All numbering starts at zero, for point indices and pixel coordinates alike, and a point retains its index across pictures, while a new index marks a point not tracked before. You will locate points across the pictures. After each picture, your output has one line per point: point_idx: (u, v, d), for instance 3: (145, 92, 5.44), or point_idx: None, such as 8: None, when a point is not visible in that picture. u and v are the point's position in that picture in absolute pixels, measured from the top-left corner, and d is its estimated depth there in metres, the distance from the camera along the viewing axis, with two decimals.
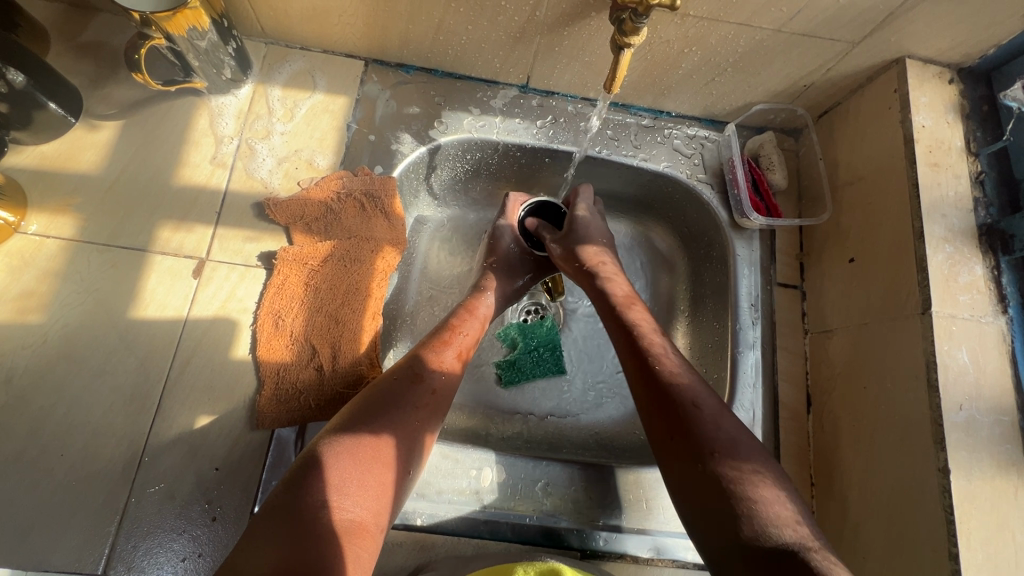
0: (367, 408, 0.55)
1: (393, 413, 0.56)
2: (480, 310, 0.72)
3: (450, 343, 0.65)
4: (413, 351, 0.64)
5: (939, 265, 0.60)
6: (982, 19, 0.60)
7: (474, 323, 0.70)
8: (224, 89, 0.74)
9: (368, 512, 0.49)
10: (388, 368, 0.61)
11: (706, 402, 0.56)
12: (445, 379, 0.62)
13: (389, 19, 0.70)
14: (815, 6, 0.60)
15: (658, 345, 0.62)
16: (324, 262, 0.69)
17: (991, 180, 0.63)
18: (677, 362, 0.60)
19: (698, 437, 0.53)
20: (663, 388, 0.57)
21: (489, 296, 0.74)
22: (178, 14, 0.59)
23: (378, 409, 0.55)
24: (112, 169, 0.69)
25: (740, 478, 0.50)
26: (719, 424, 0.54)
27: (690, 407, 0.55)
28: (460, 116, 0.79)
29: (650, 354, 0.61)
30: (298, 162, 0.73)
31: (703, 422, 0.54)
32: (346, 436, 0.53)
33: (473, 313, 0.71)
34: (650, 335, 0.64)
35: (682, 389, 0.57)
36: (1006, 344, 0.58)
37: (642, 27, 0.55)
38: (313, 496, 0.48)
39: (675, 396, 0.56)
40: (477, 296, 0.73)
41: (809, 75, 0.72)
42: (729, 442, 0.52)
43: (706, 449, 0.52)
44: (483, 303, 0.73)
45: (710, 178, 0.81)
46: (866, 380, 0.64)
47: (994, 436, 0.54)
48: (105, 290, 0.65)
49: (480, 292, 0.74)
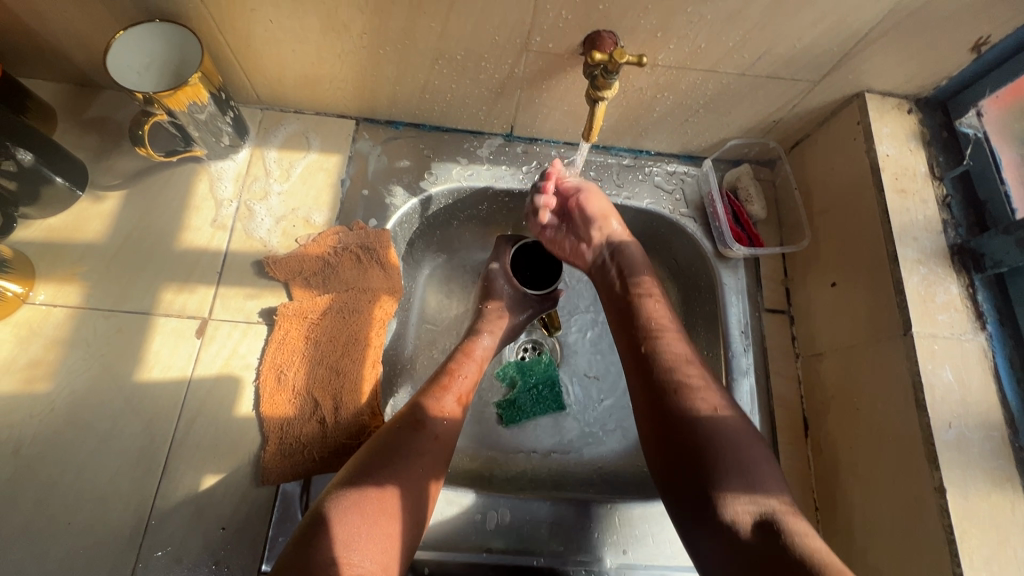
0: (371, 460, 0.56)
1: (398, 463, 0.57)
2: (476, 353, 0.73)
3: (450, 388, 0.67)
4: (414, 399, 0.65)
5: (915, 286, 0.62)
6: (930, 55, 0.64)
7: (473, 366, 0.72)
8: (223, 155, 0.77)
9: (378, 566, 0.50)
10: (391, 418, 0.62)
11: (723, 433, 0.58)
12: (447, 425, 0.63)
13: (377, 82, 0.74)
14: (775, 52, 0.65)
15: (687, 372, 0.63)
16: (323, 315, 0.71)
17: (957, 202, 0.67)
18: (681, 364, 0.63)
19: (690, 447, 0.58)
20: (675, 407, 0.60)
21: (485, 338, 0.75)
22: (179, 92, 0.63)
23: (383, 461, 0.56)
24: (117, 237, 0.72)
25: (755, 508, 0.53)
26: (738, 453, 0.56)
27: (708, 438, 0.58)
28: (449, 166, 0.82)
29: (678, 379, 0.62)
30: (295, 220, 0.76)
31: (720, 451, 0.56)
32: (353, 491, 0.53)
33: (469, 356, 0.72)
34: (674, 357, 0.64)
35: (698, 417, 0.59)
36: (989, 360, 0.59)
37: (613, 81, 0.58)
38: (323, 551, 0.49)
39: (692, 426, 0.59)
40: (472, 341, 0.74)
41: (777, 112, 0.76)
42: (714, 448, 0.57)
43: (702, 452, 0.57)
44: (480, 345, 0.74)
45: (692, 212, 0.84)
46: (858, 403, 0.65)
47: (986, 452, 0.56)
48: (111, 355, 0.67)
49: (474, 335, 0.76)
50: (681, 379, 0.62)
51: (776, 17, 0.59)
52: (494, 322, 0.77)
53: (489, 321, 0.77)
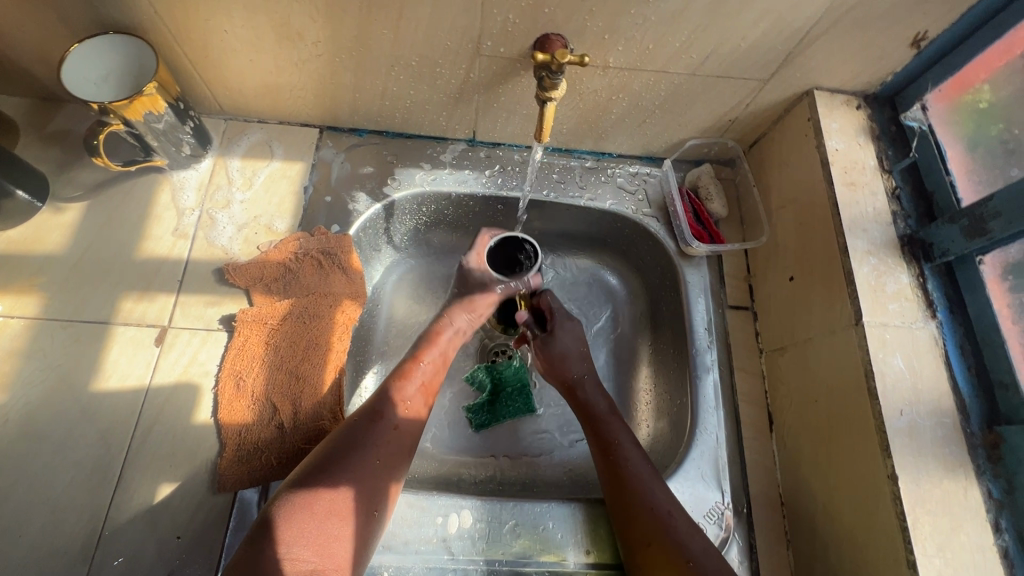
0: (329, 456, 0.56)
1: (353, 458, 0.56)
2: (442, 340, 0.73)
3: (414, 380, 0.67)
4: (378, 390, 0.65)
5: (865, 276, 0.63)
6: (873, 51, 0.66)
7: (439, 351, 0.72)
8: (185, 165, 0.78)
9: (331, 558, 0.51)
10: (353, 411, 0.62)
11: (647, 471, 0.65)
12: (408, 415, 0.63)
13: (337, 90, 0.75)
14: (721, 51, 0.66)
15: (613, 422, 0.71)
16: (284, 320, 0.71)
17: (906, 194, 0.68)
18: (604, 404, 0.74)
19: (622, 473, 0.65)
20: (606, 441, 0.69)
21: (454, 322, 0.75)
22: (134, 101, 0.64)
23: (341, 457, 0.56)
24: (78, 247, 0.72)
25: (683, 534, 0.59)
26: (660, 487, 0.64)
27: (639, 479, 0.64)
28: (412, 171, 0.83)
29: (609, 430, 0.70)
30: (257, 227, 0.76)
31: (645, 484, 0.64)
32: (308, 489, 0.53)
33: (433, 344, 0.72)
34: (599, 409, 0.73)
35: (626, 458, 0.66)
36: (940, 348, 0.60)
37: (559, 82, 0.60)
38: (272, 549, 0.49)
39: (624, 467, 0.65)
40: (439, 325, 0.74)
41: (731, 111, 0.77)
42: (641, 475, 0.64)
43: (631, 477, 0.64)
44: (447, 332, 0.74)
45: (655, 211, 0.85)
46: (816, 394, 0.66)
47: (938, 439, 0.56)
48: (68, 365, 0.67)
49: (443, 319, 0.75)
50: (608, 417, 0.72)
51: (718, 16, 0.61)
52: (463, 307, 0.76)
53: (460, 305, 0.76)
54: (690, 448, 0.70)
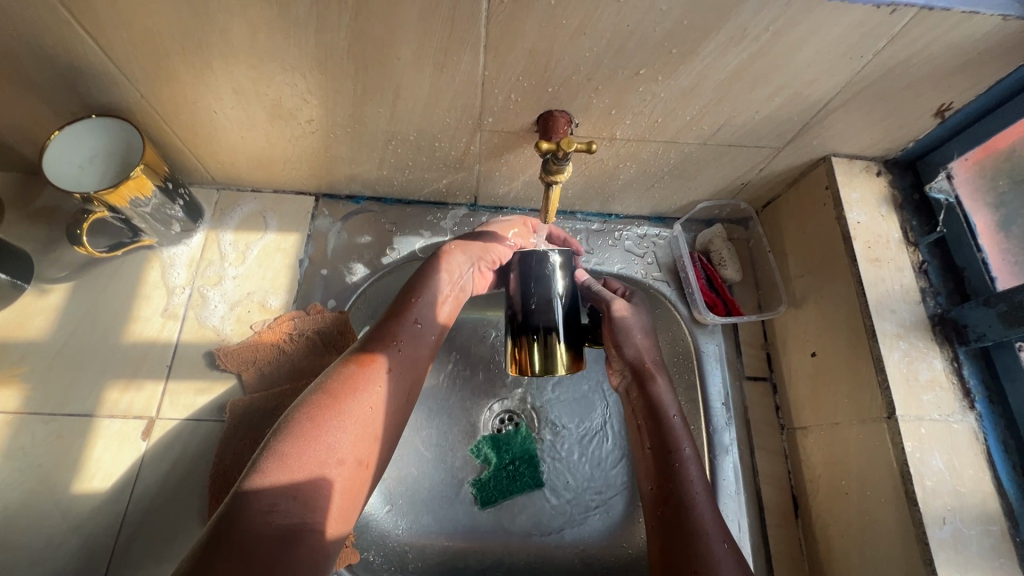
0: (248, 490, 0.44)
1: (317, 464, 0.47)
2: (404, 335, 0.59)
3: (363, 397, 0.52)
4: (326, 378, 0.53)
5: (896, 364, 0.59)
6: (894, 121, 0.63)
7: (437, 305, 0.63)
8: (176, 240, 0.75)
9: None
10: (273, 442, 0.48)
11: (700, 479, 0.57)
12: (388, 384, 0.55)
13: (332, 162, 0.73)
14: (734, 123, 0.63)
15: (682, 432, 0.61)
16: (274, 411, 0.67)
17: (934, 268, 0.64)
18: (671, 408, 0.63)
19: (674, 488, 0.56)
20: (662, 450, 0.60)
21: (421, 301, 0.62)
22: (120, 187, 0.61)
23: (269, 483, 0.45)
24: (62, 332, 0.69)
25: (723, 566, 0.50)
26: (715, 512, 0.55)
27: (688, 498, 0.56)
28: (412, 240, 0.80)
29: (673, 437, 0.60)
30: (251, 305, 0.73)
31: (695, 499, 0.55)
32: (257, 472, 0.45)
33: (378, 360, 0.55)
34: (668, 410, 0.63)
35: (684, 464, 0.58)
36: (981, 443, 0.56)
37: (565, 167, 0.56)
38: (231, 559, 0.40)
39: (681, 483, 0.57)
40: (389, 328, 0.58)
41: (744, 176, 0.74)
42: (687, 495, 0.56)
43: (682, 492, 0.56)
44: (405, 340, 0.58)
45: (666, 275, 0.81)
46: (846, 487, 0.61)
47: (985, 550, 0.51)
48: (49, 464, 0.63)
49: (393, 322, 0.59)
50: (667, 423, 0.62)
51: (731, 92, 0.58)
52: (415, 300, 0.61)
53: (412, 302, 0.61)
54: None
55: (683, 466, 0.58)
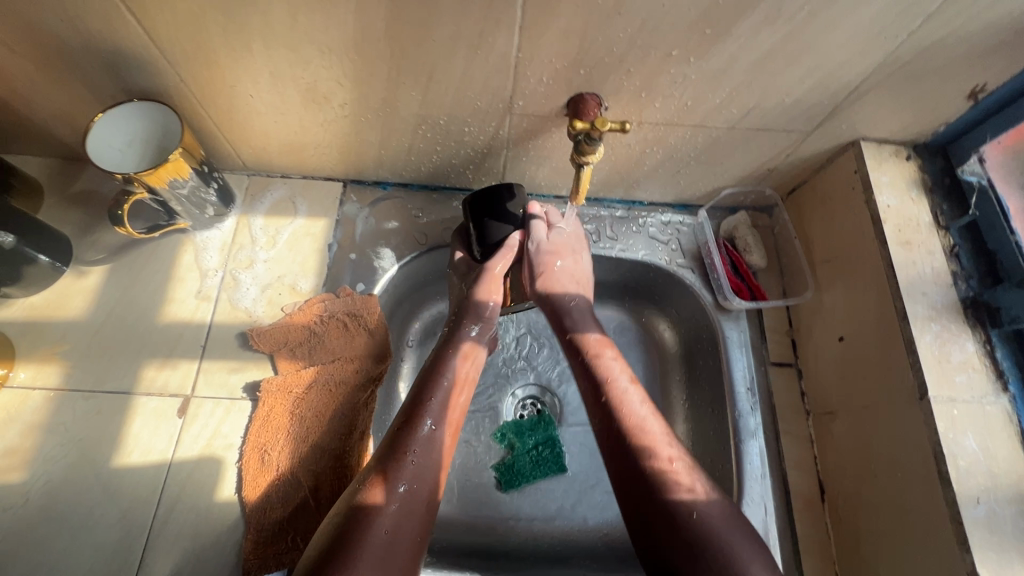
0: (335, 553, 0.50)
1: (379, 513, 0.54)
2: (435, 398, 0.65)
3: (408, 463, 0.59)
4: (382, 447, 0.60)
5: (928, 346, 0.58)
6: (926, 104, 0.62)
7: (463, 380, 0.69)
8: (208, 225, 0.76)
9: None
10: (365, 491, 0.56)
11: (691, 472, 0.57)
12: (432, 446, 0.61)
13: (362, 147, 0.74)
14: (764, 106, 0.63)
15: (631, 398, 0.64)
16: (308, 388, 0.69)
17: (966, 252, 0.64)
18: (638, 403, 0.64)
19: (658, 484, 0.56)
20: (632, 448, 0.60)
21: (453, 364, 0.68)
22: (160, 169, 0.62)
23: (344, 550, 0.50)
24: (100, 313, 0.71)
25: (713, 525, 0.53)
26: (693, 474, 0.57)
27: (676, 492, 0.55)
28: (438, 226, 0.81)
29: (620, 411, 0.63)
30: (281, 288, 0.74)
31: (693, 495, 0.55)
32: (330, 543, 0.51)
33: (416, 426, 0.62)
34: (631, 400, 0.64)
35: (662, 458, 0.58)
36: (1015, 424, 0.55)
37: (598, 147, 0.58)
38: None
39: (643, 455, 0.59)
40: (423, 393, 0.65)
41: (770, 161, 0.74)
42: (683, 490, 0.56)
43: (674, 489, 0.56)
44: (432, 401, 0.64)
45: (690, 262, 0.81)
46: (876, 469, 0.61)
47: (1021, 530, 0.51)
48: (89, 439, 0.64)
49: (427, 387, 0.65)
50: (634, 419, 0.62)
51: (763, 73, 0.58)
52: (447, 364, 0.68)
53: (441, 366, 0.68)
54: None
55: (639, 434, 0.60)
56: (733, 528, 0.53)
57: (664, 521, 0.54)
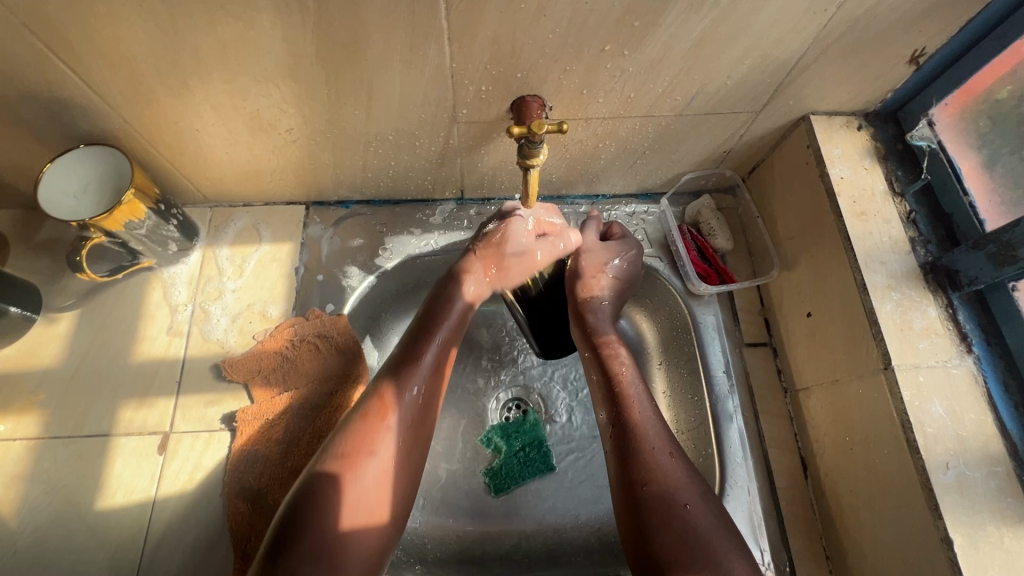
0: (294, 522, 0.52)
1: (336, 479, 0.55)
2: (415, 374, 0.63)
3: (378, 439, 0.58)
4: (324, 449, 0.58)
5: (889, 316, 0.59)
6: (868, 73, 0.62)
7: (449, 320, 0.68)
8: (174, 260, 0.77)
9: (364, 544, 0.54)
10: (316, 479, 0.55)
11: (662, 438, 0.62)
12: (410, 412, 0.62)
13: (318, 170, 0.74)
14: (708, 90, 0.63)
15: (636, 392, 0.66)
16: (286, 414, 0.69)
17: (923, 217, 0.64)
18: (641, 392, 0.66)
19: (641, 460, 0.60)
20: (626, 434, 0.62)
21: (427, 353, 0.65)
22: (114, 212, 0.63)
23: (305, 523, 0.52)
24: (74, 357, 0.71)
25: (679, 487, 0.57)
26: (671, 454, 0.60)
27: (648, 457, 0.60)
28: (403, 238, 0.81)
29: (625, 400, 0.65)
30: (252, 315, 0.75)
31: (656, 457, 0.60)
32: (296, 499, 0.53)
33: (384, 422, 0.59)
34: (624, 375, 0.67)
35: (641, 426, 0.62)
36: (980, 385, 0.55)
37: (540, 150, 0.57)
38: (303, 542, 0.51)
39: (636, 434, 0.62)
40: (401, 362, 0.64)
41: (725, 143, 0.74)
42: (653, 464, 0.59)
43: (648, 458, 0.60)
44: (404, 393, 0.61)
45: (657, 251, 0.81)
46: (851, 442, 0.61)
47: (991, 491, 0.51)
48: (72, 484, 0.65)
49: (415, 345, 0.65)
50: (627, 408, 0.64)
51: (699, 59, 0.58)
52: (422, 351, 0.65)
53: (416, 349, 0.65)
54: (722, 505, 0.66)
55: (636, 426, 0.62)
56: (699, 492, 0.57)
57: (653, 506, 0.56)
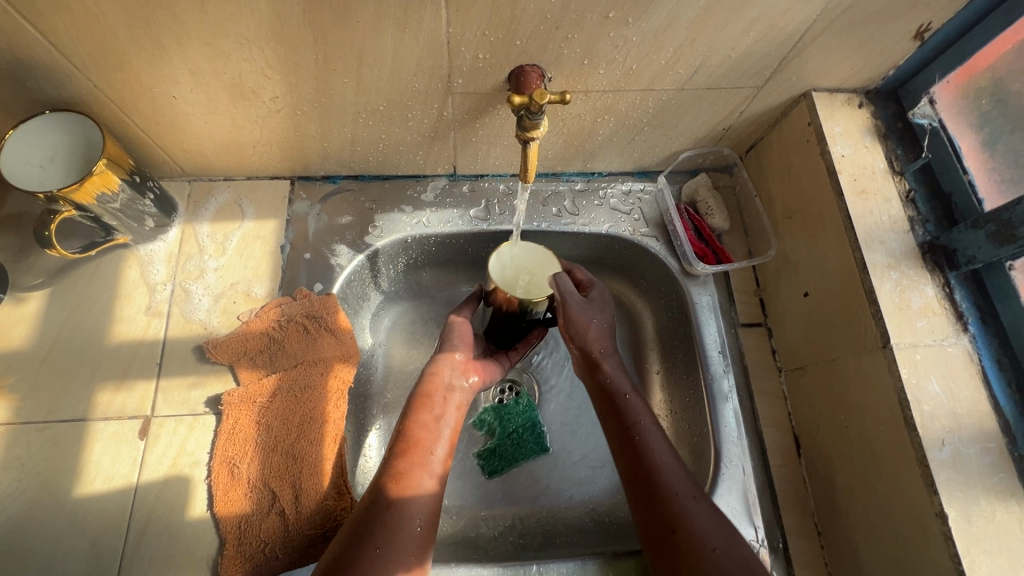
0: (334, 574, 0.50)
1: (372, 526, 0.53)
2: (438, 424, 0.64)
3: (408, 481, 0.58)
4: (337, 548, 0.52)
5: (888, 294, 0.59)
6: (873, 48, 0.61)
7: (443, 399, 0.66)
8: (151, 237, 0.73)
9: None
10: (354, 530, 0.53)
11: (680, 474, 0.58)
12: (435, 461, 0.61)
13: (304, 142, 0.71)
14: (711, 63, 0.61)
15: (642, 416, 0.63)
16: (272, 397, 0.67)
17: (922, 196, 0.64)
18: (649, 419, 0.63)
19: (661, 496, 0.56)
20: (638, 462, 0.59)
21: (437, 446, 0.62)
22: (85, 184, 0.59)
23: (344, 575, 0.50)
24: (45, 339, 0.68)
25: (704, 530, 0.53)
26: (690, 488, 0.57)
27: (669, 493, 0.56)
28: (394, 216, 0.78)
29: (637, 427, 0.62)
30: (235, 295, 0.72)
31: (678, 497, 0.56)
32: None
33: (418, 466, 0.59)
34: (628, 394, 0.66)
35: (652, 458, 0.59)
36: (975, 363, 0.56)
37: (541, 121, 0.55)
38: None
39: (652, 467, 0.58)
40: (426, 410, 0.64)
41: (725, 120, 0.72)
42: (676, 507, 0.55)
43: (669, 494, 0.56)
44: (422, 493, 0.58)
45: (653, 230, 0.80)
46: (846, 420, 0.62)
47: (985, 466, 0.52)
48: (48, 471, 0.62)
49: (429, 398, 0.65)
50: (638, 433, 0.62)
51: (705, 30, 0.56)
52: (432, 446, 0.62)
53: (430, 397, 0.66)
54: (717, 483, 0.66)
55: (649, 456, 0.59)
56: (726, 538, 0.53)
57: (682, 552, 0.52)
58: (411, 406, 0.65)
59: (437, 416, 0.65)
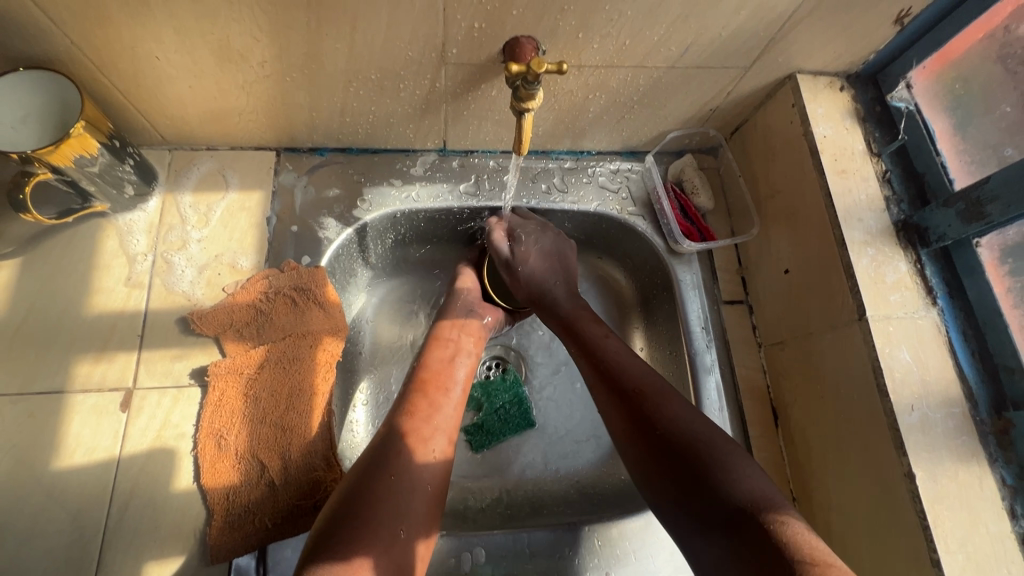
0: (348, 505, 0.52)
1: (387, 460, 0.56)
2: (453, 374, 0.67)
3: (421, 422, 0.60)
4: (350, 487, 0.54)
5: (865, 269, 0.61)
6: (855, 33, 0.63)
7: (455, 346, 0.71)
8: (130, 206, 0.71)
9: (420, 523, 0.54)
10: (369, 463, 0.56)
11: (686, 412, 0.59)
12: (450, 413, 0.64)
13: (291, 111, 0.69)
14: (702, 42, 0.62)
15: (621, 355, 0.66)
16: (260, 368, 0.66)
17: (896, 176, 0.66)
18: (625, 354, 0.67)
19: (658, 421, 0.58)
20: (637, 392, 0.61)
21: (450, 395, 0.65)
22: (62, 146, 0.56)
23: (359, 503, 0.52)
24: (18, 309, 0.65)
25: (715, 451, 0.55)
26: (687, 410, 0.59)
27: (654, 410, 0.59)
28: (383, 189, 0.78)
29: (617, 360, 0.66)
30: (220, 267, 0.70)
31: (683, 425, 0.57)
32: (343, 505, 0.52)
33: (432, 411, 0.62)
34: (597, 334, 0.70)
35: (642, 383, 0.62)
36: (943, 334, 0.59)
37: (536, 91, 0.56)
38: (355, 515, 0.51)
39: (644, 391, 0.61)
40: (442, 357, 0.68)
41: (712, 101, 0.74)
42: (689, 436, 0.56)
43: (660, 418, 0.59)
44: (435, 439, 0.60)
45: (640, 209, 0.81)
46: (823, 390, 0.64)
47: (949, 430, 0.55)
48: (25, 443, 0.60)
49: (444, 349, 0.70)
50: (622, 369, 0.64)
51: (698, 7, 0.57)
52: (444, 394, 0.64)
53: (441, 349, 0.69)
54: None
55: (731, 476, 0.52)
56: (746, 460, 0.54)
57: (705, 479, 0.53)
58: (426, 349, 0.70)
59: (449, 357, 0.69)
